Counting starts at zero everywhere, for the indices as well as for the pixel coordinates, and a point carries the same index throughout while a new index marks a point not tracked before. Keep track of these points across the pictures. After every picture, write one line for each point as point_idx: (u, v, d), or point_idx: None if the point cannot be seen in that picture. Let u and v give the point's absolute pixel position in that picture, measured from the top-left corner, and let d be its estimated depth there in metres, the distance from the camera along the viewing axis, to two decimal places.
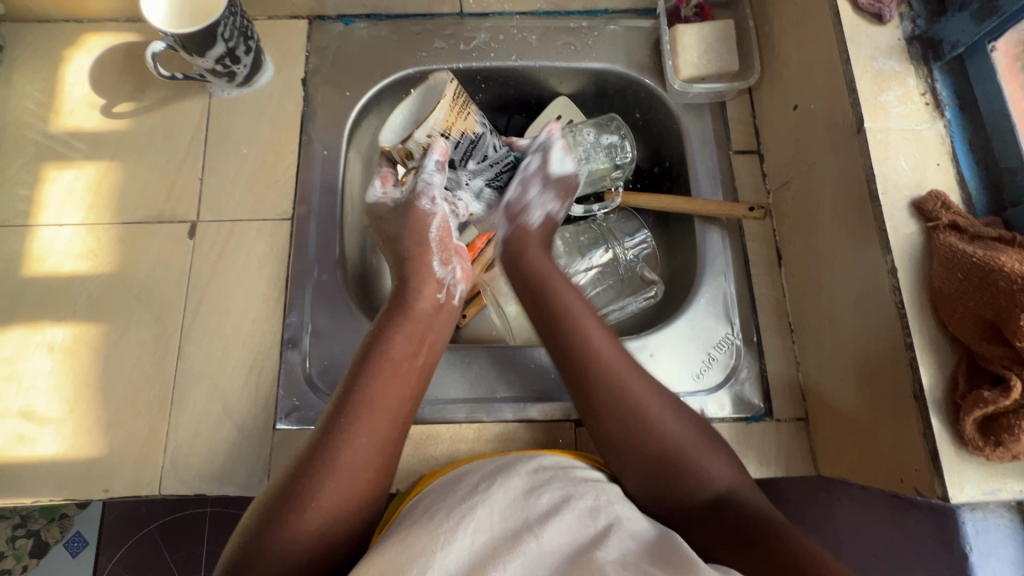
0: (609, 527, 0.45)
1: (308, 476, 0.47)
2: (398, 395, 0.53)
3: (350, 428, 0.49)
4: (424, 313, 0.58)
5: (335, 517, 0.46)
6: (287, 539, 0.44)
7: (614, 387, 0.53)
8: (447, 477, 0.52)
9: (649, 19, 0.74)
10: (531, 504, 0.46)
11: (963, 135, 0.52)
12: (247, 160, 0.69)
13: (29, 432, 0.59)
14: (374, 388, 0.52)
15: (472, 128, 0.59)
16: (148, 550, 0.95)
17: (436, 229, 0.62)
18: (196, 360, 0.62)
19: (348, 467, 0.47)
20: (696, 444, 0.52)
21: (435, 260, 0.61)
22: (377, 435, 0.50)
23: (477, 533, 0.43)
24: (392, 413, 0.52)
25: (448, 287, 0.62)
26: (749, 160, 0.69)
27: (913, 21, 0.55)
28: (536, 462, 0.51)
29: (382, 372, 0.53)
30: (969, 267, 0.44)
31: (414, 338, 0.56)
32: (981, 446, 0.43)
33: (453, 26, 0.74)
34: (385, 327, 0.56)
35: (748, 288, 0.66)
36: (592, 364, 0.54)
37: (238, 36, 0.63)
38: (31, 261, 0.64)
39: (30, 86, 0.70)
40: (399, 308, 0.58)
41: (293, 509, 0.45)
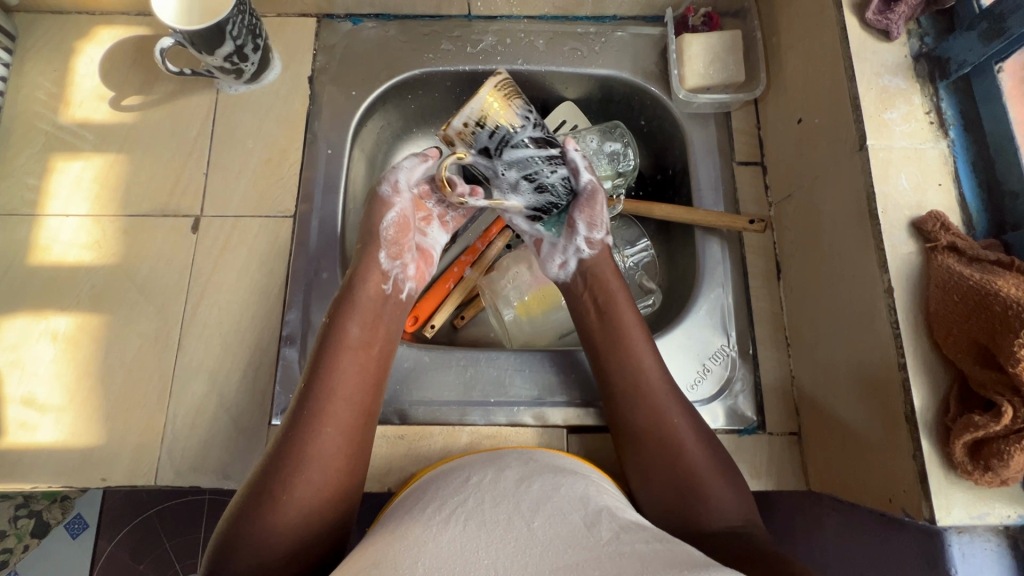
0: (601, 513, 0.44)
1: (281, 464, 0.48)
2: (359, 382, 0.54)
3: (316, 420, 0.50)
4: (373, 300, 0.59)
5: (313, 501, 0.48)
6: (270, 525, 0.46)
7: (654, 412, 0.55)
8: (438, 471, 0.53)
9: (656, 26, 0.74)
10: (521, 491, 0.46)
11: (966, 156, 0.51)
12: (251, 156, 0.69)
13: (30, 419, 0.60)
14: (335, 376, 0.53)
15: (510, 121, 0.59)
16: (145, 535, 0.97)
17: (392, 220, 0.62)
18: (196, 353, 0.63)
19: (318, 461, 0.49)
20: (712, 469, 0.53)
21: (384, 252, 0.61)
22: (342, 424, 0.51)
23: (467, 521, 0.43)
24: (356, 401, 0.53)
25: (394, 280, 0.61)
26: (752, 172, 0.69)
27: (920, 39, 0.55)
28: (525, 457, 0.52)
29: (341, 360, 0.54)
30: (966, 289, 0.44)
31: (368, 324, 0.57)
32: (971, 470, 0.43)
33: (460, 28, 0.74)
34: (338, 317, 0.57)
35: (746, 300, 0.65)
36: (638, 387, 0.56)
37: (246, 34, 0.64)
38: (38, 251, 0.65)
39: (42, 77, 0.71)
40: (349, 293, 0.58)
41: (271, 496, 0.47)
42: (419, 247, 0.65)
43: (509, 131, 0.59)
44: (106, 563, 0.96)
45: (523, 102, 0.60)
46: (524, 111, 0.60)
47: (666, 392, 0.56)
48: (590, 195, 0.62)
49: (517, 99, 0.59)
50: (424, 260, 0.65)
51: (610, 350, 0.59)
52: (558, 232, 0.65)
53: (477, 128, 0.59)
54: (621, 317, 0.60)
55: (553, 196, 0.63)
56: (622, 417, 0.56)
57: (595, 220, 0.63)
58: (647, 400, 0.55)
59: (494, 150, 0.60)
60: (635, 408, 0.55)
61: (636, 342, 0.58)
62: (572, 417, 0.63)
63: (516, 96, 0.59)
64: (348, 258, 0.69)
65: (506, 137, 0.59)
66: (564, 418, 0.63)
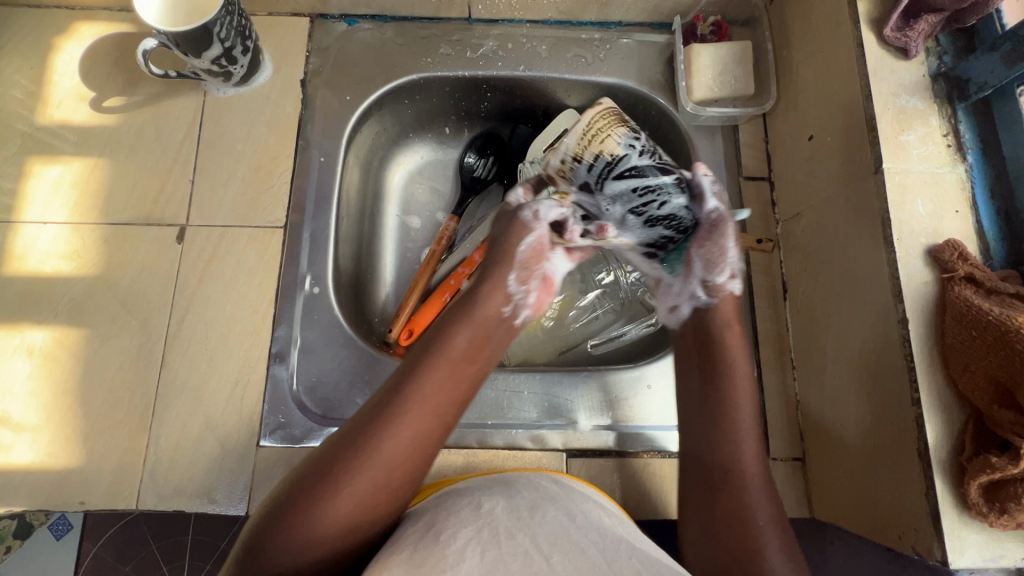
0: (618, 545, 0.43)
1: (348, 458, 0.46)
2: (445, 397, 0.50)
3: (395, 422, 0.47)
4: (488, 318, 0.54)
5: (361, 506, 0.45)
6: (316, 521, 0.44)
7: (734, 469, 0.51)
8: (446, 490, 0.51)
9: (663, 33, 0.71)
10: (535, 522, 0.44)
11: (984, 182, 0.50)
12: (240, 163, 0.66)
13: (5, 439, 0.57)
14: (425, 383, 0.50)
15: (611, 150, 0.53)
16: (128, 539, 0.72)
17: (530, 243, 0.57)
18: (181, 370, 0.60)
19: (383, 462, 0.46)
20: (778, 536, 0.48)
21: (514, 274, 0.56)
22: (417, 436, 0.48)
23: (483, 554, 0.41)
24: (438, 417, 0.49)
25: (515, 304, 0.56)
26: (760, 187, 0.67)
27: (939, 57, 0.53)
28: (536, 483, 0.50)
29: (436, 366, 0.51)
30: (985, 325, 0.43)
31: (475, 339, 0.53)
32: (986, 512, 0.42)
33: (460, 31, 0.71)
34: (446, 323, 0.54)
35: (751, 321, 0.64)
36: (730, 439, 0.53)
37: (236, 36, 0.60)
38: (14, 259, 0.62)
39: (18, 74, 0.68)
40: (467, 304, 0.55)
41: (327, 487, 0.45)
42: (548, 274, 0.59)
43: (610, 162, 0.53)
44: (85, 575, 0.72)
45: (630, 128, 0.54)
46: (630, 139, 0.54)
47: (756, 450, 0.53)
48: (706, 227, 0.56)
49: (619, 133, 0.54)
50: (549, 289, 0.59)
51: (714, 398, 0.55)
52: (676, 272, 0.59)
53: (576, 165, 0.55)
54: (734, 369, 0.55)
55: (668, 229, 0.57)
56: (701, 469, 0.53)
57: (717, 255, 0.56)
58: (734, 458, 0.52)
59: (596, 185, 0.55)
60: (720, 462, 0.52)
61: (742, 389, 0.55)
62: (572, 439, 0.61)
63: (621, 124, 0.54)
64: (341, 271, 0.66)
65: (604, 169, 0.54)
66: (564, 441, 0.61)
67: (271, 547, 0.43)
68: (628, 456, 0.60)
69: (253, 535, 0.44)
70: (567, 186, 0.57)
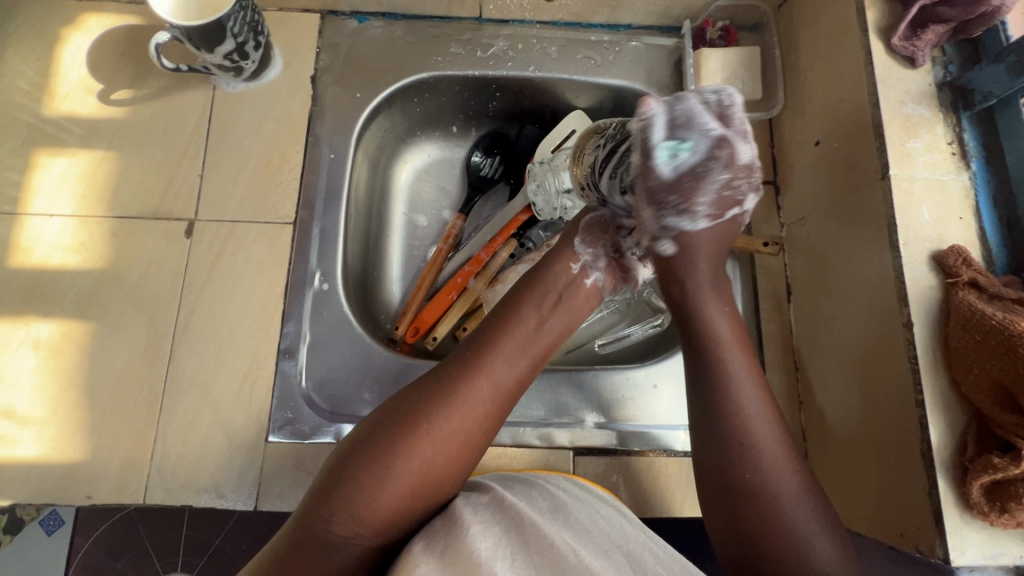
0: (640, 547, 0.44)
1: (429, 404, 0.46)
2: (518, 353, 0.51)
3: (472, 371, 0.49)
4: (557, 283, 0.55)
5: (437, 453, 0.45)
6: (391, 466, 0.44)
7: (749, 432, 0.48)
8: (473, 483, 0.52)
9: (672, 37, 0.72)
10: (559, 520, 0.45)
11: (987, 190, 0.51)
12: (250, 158, 0.66)
13: (10, 432, 0.57)
14: (500, 340, 0.51)
15: (586, 159, 0.57)
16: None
17: (592, 218, 0.57)
18: (189, 365, 0.60)
19: (462, 413, 0.47)
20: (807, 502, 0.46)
21: (579, 239, 0.56)
22: (495, 387, 0.49)
23: (513, 553, 0.41)
24: (512, 371, 0.50)
25: (584, 265, 0.56)
26: (766, 191, 0.68)
27: (944, 67, 0.54)
28: (558, 485, 0.51)
29: (512, 326, 0.52)
30: (988, 329, 0.44)
31: (545, 304, 0.54)
32: (987, 510, 0.43)
33: (470, 31, 0.71)
34: (520, 290, 0.55)
35: (754, 323, 0.65)
36: (733, 399, 0.48)
37: (248, 31, 0.60)
38: (20, 252, 0.62)
39: (25, 65, 0.67)
40: (539, 274, 0.55)
41: (405, 432, 0.45)
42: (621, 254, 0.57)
43: (588, 172, 0.56)
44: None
45: (600, 135, 0.57)
46: (604, 136, 0.55)
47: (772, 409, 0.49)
48: (642, 174, 0.46)
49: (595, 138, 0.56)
50: (625, 267, 0.57)
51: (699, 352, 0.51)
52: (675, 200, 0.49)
53: (586, 189, 0.58)
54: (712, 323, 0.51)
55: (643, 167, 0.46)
56: (707, 431, 0.49)
57: (715, 194, 0.47)
58: (741, 423, 0.48)
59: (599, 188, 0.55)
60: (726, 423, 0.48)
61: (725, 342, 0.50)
62: (579, 438, 0.61)
63: (596, 131, 0.58)
64: (350, 268, 0.66)
65: (594, 171, 0.55)
66: (570, 440, 0.61)
67: (342, 492, 0.43)
68: (633, 455, 0.61)
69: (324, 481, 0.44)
70: (592, 198, 0.58)
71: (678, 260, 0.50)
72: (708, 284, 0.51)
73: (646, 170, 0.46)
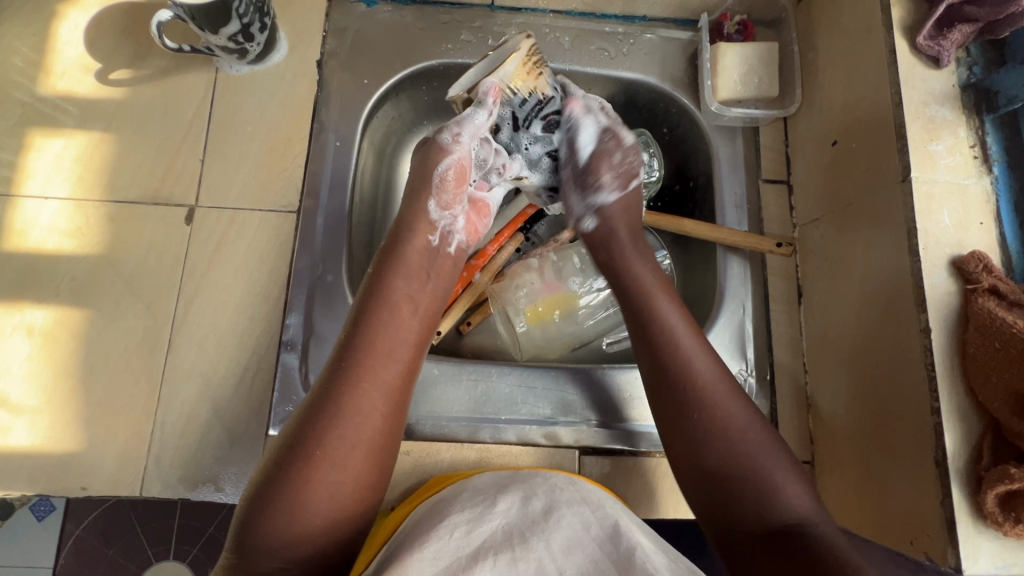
0: (636, 554, 0.40)
1: (314, 429, 0.43)
2: (399, 340, 0.49)
3: (354, 378, 0.45)
4: (421, 258, 0.53)
5: (341, 471, 0.43)
6: (297, 500, 0.42)
7: (699, 392, 0.49)
8: (457, 487, 0.49)
9: (688, 30, 0.70)
10: (549, 526, 0.42)
11: (1008, 194, 0.50)
12: (253, 144, 0.64)
13: (2, 421, 0.55)
14: (375, 335, 0.48)
15: (542, 89, 0.55)
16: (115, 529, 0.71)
17: (450, 168, 0.55)
18: (188, 355, 0.59)
19: (354, 416, 0.44)
20: (777, 461, 0.46)
21: (434, 201, 0.55)
22: (382, 385, 0.46)
23: (497, 559, 0.39)
24: (396, 362, 0.48)
25: (443, 231, 0.55)
26: (779, 191, 0.67)
27: (970, 68, 0.53)
28: (551, 482, 0.47)
29: (385, 317, 0.49)
30: (1008, 337, 0.43)
31: (414, 281, 0.51)
32: (1000, 521, 0.43)
33: (482, 18, 0.69)
34: (381, 273, 0.51)
35: (765, 323, 0.63)
36: (684, 361, 0.50)
37: (254, 12, 0.58)
38: (14, 235, 0.60)
39: (19, 41, 0.65)
40: (393, 248, 0.52)
41: (300, 463, 0.42)
42: (473, 198, 0.58)
43: (541, 100, 0.55)
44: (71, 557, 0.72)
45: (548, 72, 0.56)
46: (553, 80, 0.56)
47: (714, 370, 0.50)
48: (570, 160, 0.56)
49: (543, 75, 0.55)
50: (478, 212, 0.58)
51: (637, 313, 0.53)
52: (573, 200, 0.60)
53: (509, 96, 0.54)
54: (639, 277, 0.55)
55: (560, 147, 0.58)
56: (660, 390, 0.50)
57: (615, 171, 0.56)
58: (690, 376, 0.49)
59: (521, 120, 0.55)
60: (675, 381, 0.49)
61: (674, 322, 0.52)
62: (585, 437, 0.61)
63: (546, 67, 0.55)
64: (354, 259, 0.65)
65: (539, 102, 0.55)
66: (578, 440, 0.61)
67: (262, 540, 0.41)
68: (642, 456, 0.60)
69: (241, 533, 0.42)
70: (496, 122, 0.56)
71: (597, 232, 0.57)
72: (628, 243, 0.57)
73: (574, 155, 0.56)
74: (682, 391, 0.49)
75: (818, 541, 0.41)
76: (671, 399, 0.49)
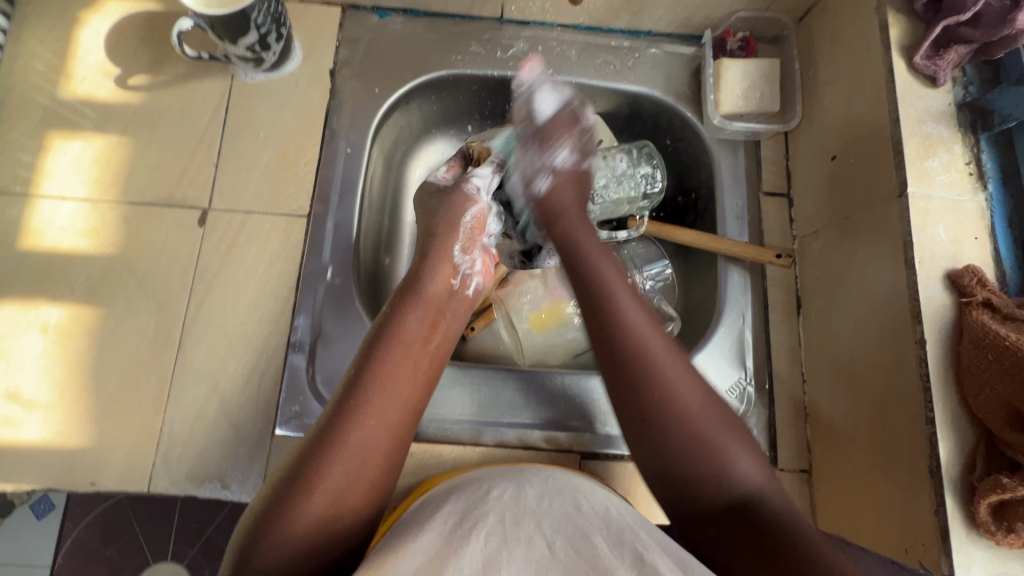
0: (624, 531, 0.42)
1: (317, 461, 0.43)
2: (411, 379, 0.49)
3: (360, 413, 0.45)
4: (439, 296, 0.54)
5: (340, 500, 0.43)
6: (292, 522, 0.41)
7: (642, 378, 0.46)
8: (453, 481, 0.50)
9: (691, 46, 0.72)
10: (541, 509, 0.43)
11: (1002, 210, 0.51)
12: (266, 150, 0.66)
13: (15, 415, 0.56)
14: (386, 372, 0.47)
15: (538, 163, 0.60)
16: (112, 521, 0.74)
17: (472, 215, 0.57)
18: (198, 354, 0.60)
19: (359, 452, 0.44)
20: (724, 430, 0.46)
21: (457, 244, 0.56)
22: (389, 422, 0.46)
23: (489, 535, 0.40)
24: (405, 400, 0.48)
25: (463, 275, 0.56)
26: (779, 204, 0.68)
27: (965, 87, 0.54)
28: (546, 474, 0.49)
29: (397, 355, 0.49)
30: (1001, 350, 0.44)
31: (428, 319, 0.52)
32: (993, 529, 0.43)
33: (491, 31, 0.71)
34: (397, 308, 0.52)
35: (765, 334, 0.64)
36: (633, 336, 0.48)
37: (271, 23, 0.60)
38: (30, 234, 0.61)
39: (41, 46, 0.66)
40: (414, 285, 0.53)
41: (301, 492, 0.42)
42: (488, 246, 0.60)
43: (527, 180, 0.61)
44: (71, 551, 0.75)
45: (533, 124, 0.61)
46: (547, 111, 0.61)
47: (656, 336, 0.48)
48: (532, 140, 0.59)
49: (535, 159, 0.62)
50: (492, 257, 0.60)
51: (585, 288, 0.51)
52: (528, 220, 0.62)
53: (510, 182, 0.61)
54: (590, 252, 0.53)
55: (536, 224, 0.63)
56: (606, 356, 0.49)
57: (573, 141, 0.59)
58: (638, 353, 0.47)
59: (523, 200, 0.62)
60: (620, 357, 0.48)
61: (629, 311, 0.49)
62: (586, 442, 0.61)
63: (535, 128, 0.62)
64: (362, 263, 0.66)
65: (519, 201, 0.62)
66: (578, 445, 0.61)
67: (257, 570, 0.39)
68: None
69: (238, 558, 0.41)
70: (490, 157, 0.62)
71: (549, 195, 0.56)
72: (574, 212, 0.56)
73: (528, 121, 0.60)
74: (627, 366, 0.47)
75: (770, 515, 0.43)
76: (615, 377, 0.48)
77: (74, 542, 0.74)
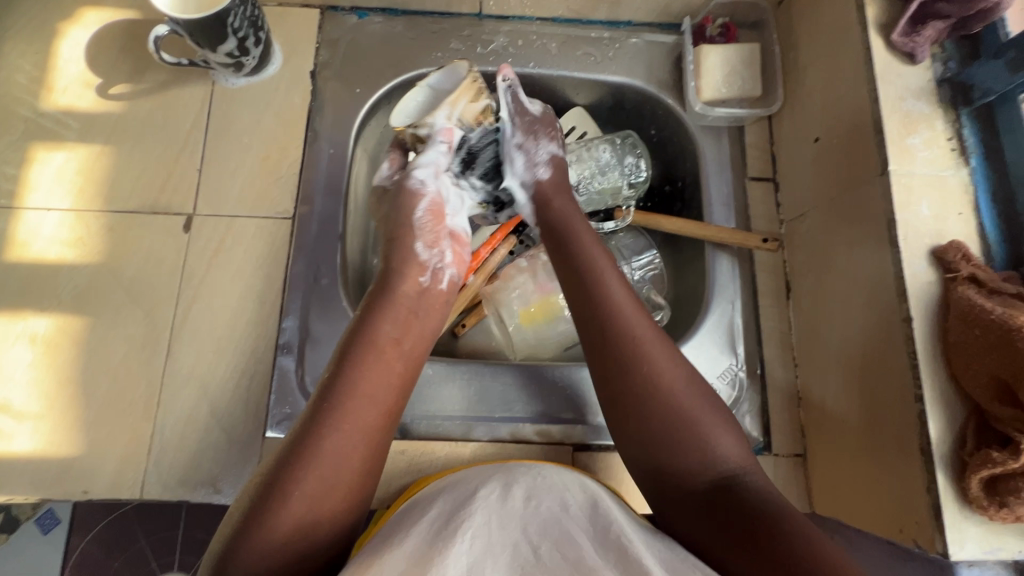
0: (610, 527, 0.42)
1: (294, 465, 0.43)
2: (384, 381, 0.48)
3: (335, 418, 0.45)
4: (410, 297, 0.54)
5: (319, 505, 0.42)
6: (271, 529, 0.41)
7: (632, 343, 0.49)
8: (440, 483, 0.50)
9: (671, 34, 0.72)
10: (527, 512, 0.42)
11: (985, 185, 0.51)
12: (249, 154, 0.66)
13: (5, 427, 0.56)
14: (360, 377, 0.47)
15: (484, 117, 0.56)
16: (121, 536, 0.74)
17: (425, 208, 0.57)
18: (187, 359, 0.60)
19: (333, 457, 0.44)
20: (706, 413, 0.47)
21: (421, 241, 0.57)
22: (363, 424, 0.46)
23: (477, 535, 0.40)
24: (379, 403, 0.47)
25: (433, 270, 0.56)
26: (765, 188, 0.68)
27: (944, 63, 0.54)
28: (533, 472, 0.48)
29: (371, 359, 0.49)
30: (987, 323, 0.44)
31: (400, 322, 0.52)
32: (985, 505, 0.43)
33: (470, 27, 0.71)
34: (369, 315, 0.52)
35: (754, 318, 0.64)
36: (614, 310, 0.51)
37: (248, 27, 0.60)
38: (16, 246, 0.61)
39: (22, 58, 0.67)
40: (386, 293, 0.53)
41: (280, 497, 0.42)
42: (456, 231, 0.59)
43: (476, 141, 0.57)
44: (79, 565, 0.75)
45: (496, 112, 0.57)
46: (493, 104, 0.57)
47: (645, 326, 0.51)
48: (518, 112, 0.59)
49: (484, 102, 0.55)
50: (463, 244, 0.60)
51: (580, 274, 0.54)
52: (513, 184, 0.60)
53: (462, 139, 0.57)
54: (589, 250, 0.55)
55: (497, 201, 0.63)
56: (590, 341, 0.51)
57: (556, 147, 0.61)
58: (623, 332, 0.50)
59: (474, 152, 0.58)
60: (607, 332, 0.50)
61: (620, 299, 0.52)
62: (579, 434, 0.61)
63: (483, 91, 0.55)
64: (349, 263, 0.66)
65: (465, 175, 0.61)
66: (569, 437, 0.61)
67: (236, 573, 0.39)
68: None
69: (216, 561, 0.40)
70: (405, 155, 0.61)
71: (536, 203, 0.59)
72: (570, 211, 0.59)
73: (519, 110, 0.59)
74: (610, 343, 0.50)
75: (750, 496, 0.43)
76: (603, 337, 0.50)
77: (84, 555, 0.75)
